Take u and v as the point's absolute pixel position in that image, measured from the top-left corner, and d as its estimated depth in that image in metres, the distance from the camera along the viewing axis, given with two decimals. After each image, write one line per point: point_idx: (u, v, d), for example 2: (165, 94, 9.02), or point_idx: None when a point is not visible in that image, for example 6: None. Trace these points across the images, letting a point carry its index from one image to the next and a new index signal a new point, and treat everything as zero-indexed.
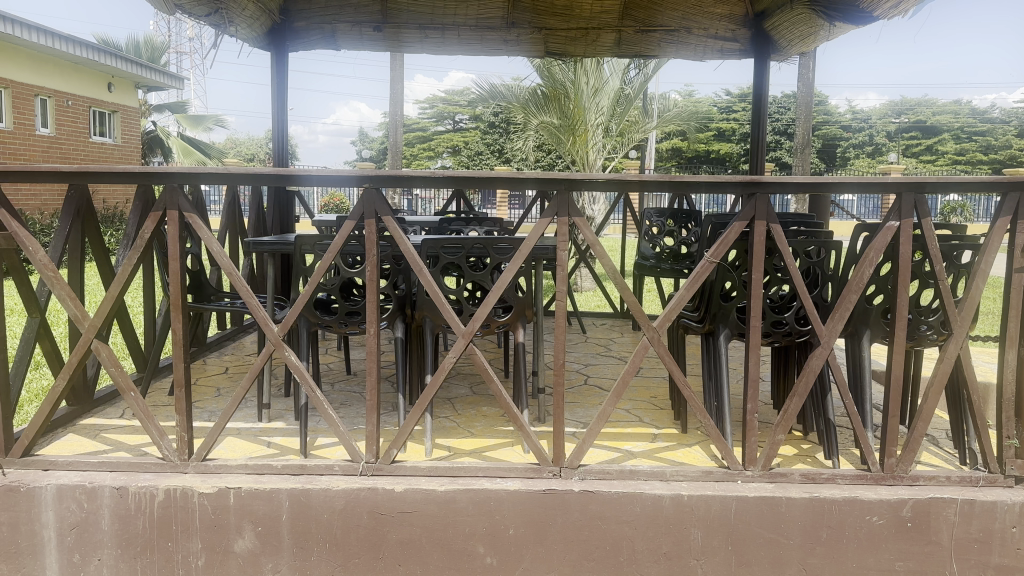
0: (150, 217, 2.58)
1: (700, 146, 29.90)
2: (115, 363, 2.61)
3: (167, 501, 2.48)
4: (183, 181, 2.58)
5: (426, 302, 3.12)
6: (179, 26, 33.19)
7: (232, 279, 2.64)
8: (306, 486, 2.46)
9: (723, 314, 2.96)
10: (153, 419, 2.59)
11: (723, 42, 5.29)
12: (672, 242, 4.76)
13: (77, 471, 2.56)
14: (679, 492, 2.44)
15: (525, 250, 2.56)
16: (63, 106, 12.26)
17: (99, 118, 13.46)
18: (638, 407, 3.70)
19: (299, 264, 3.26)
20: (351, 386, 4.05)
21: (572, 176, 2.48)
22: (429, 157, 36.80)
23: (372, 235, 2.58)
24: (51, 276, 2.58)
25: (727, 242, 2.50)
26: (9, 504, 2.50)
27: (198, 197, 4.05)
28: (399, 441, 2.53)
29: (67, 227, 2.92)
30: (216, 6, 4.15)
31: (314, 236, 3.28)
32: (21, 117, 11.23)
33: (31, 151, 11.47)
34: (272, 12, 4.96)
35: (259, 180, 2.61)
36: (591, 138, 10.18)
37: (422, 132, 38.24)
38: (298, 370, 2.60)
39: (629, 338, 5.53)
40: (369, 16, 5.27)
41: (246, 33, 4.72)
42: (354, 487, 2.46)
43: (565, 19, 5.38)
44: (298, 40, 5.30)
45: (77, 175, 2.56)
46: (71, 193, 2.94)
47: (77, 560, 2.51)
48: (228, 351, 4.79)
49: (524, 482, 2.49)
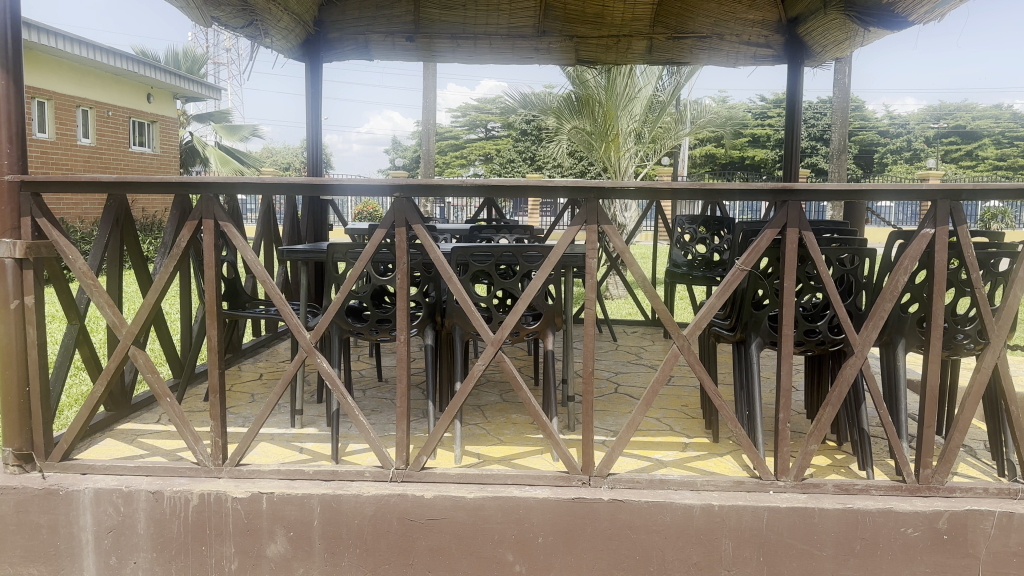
0: (187, 226, 2.62)
1: (733, 152, 29.67)
2: (152, 369, 2.66)
3: (201, 505, 2.52)
4: (219, 191, 2.63)
5: (456, 310, 3.15)
6: (217, 38, 33.98)
7: (266, 287, 2.67)
8: (337, 492, 2.49)
9: (755, 323, 2.93)
10: (188, 425, 2.63)
11: (757, 48, 5.25)
12: (704, 249, 4.72)
13: (114, 475, 2.62)
14: (711, 502, 2.41)
15: (554, 257, 2.55)
16: (104, 116, 12.58)
17: (138, 128, 13.81)
18: (669, 416, 3.68)
19: (331, 272, 3.30)
20: (383, 393, 4.08)
21: (602, 183, 2.47)
22: (460, 165, 37.04)
23: (403, 243, 2.60)
24: (89, 284, 2.65)
25: (760, 250, 2.46)
26: (48, 507, 2.55)
27: (234, 206, 4.11)
28: (429, 448, 2.54)
29: (106, 236, 2.99)
30: (251, 18, 4.24)
31: (346, 243, 3.31)
32: (63, 127, 11.53)
33: (72, 160, 11.77)
34: (307, 23, 5.05)
35: (293, 189, 2.64)
36: (624, 145, 10.15)
37: (455, 140, 38.57)
38: (329, 376, 2.63)
39: (660, 346, 5.51)
40: (402, 26, 5.32)
41: (281, 44, 4.82)
42: (384, 493, 2.48)
43: (596, 27, 5.37)
44: (333, 51, 5.39)
45: (116, 185, 2.62)
46: (110, 202, 3.01)
47: (114, 562, 2.56)
48: (263, 357, 4.86)
49: (552, 490, 2.48)
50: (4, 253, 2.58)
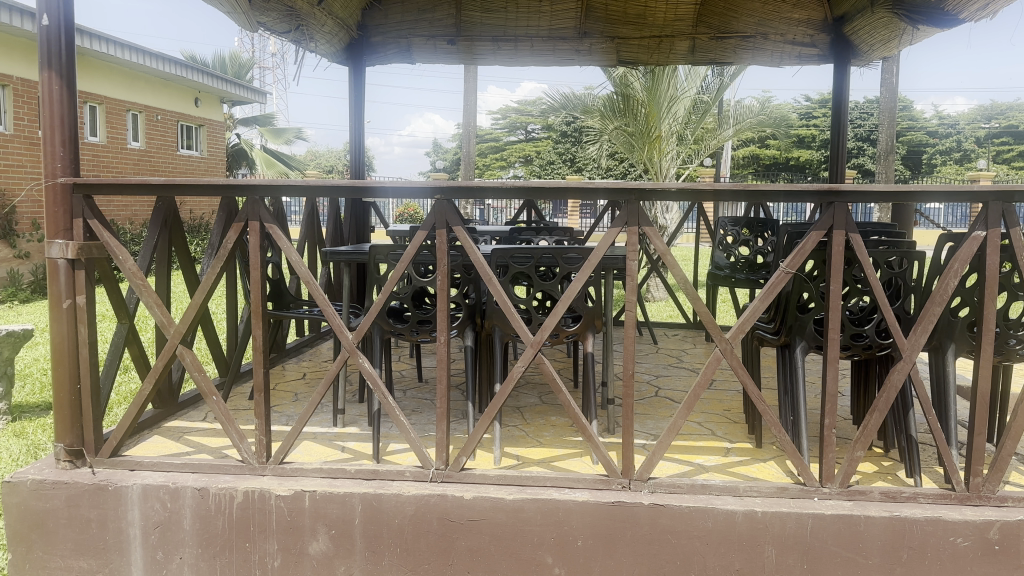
0: (233, 228, 2.68)
1: (777, 153, 29.23)
2: (199, 368, 2.72)
3: (245, 502, 2.56)
4: (264, 194, 2.68)
5: (496, 312, 3.16)
6: (263, 43, 34.70)
7: (309, 288, 2.71)
8: (378, 491, 2.51)
9: (800, 326, 2.88)
10: (233, 423, 2.69)
11: (802, 48, 5.17)
12: (747, 251, 4.65)
13: (161, 472, 2.68)
14: (753, 508, 2.38)
15: (595, 259, 2.55)
16: (153, 120, 12.92)
17: (186, 132, 14.17)
18: (711, 420, 3.63)
19: (373, 273, 3.33)
20: (423, 394, 4.11)
21: (643, 185, 2.46)
22: (500, 167, 37.12)
23: (444, 245, 2.61)
24: (139, 284, 2.72)
25: (805, 251, 2.42)
26: (97, 502, 2.63)
27: (279, 208, 4.18)
28: (468, 449, 2.55)
29: (155, 237, 3.07)
30: (296, 23, 4.30)
31: (388, 245, 3.34)
32: (114, 131, 11.87)
33: (122, 163, 12.11)
34: (350, 27, 5.12)
35: (336, 192, 2.68)
36: (666, 146, 10.07)
37: (495, 142, 38.72)
38: (371, 376, 2.66)
39: (701, 349, 5.45)
40: (444, 29, 5.35)
41: (324, 49, 4.89)
42: (424, 493, 2.49)
43: (637, 27, 5.34)
44: (375, 55, 5.46)
45: (165, 188, 2.69)
46: (159, 204, 3.09)
47: (160, 558, 2.63)
48: (305, 356, 4.94)
49: (592, 493, 2.47)
50: (57, 253, 2.66)
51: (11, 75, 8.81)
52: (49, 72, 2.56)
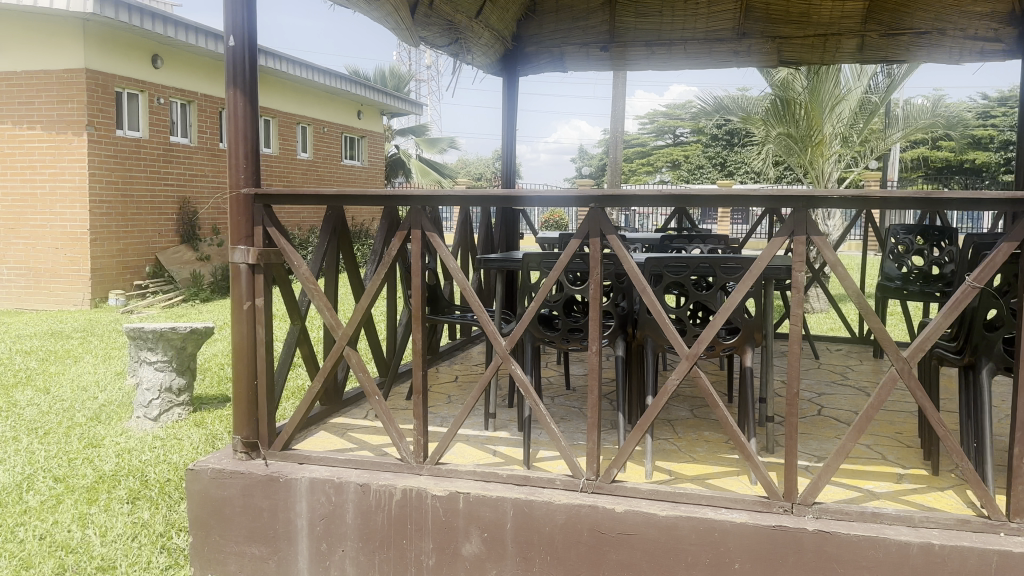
0: (397, 236, 2.80)
1: (952, 154, 26.92)
2: (362, 368, 2.86)
3: (403, 500, 2.67)
4: (424, 204, 2.79)
5: (649, 322, 3.10)
6: (419, 56, 36.24)
7: (465, 294, 2.78)
8: (529, 497, 2.53)
9: (988, 346, 2.62)
10: (393, 422, 2.81)
11: (987, 42, 4.72)
12: (923, 262, 4.30)
13: (326, 467, 2.84)
14: (931, 541, 2.19)
15: (756, 270, 2.44)
16: (320, 133, 13.81)
17: (349, 143, 15.04)
18: (881, 443, 3.38)
19: (525, 281, 3.37)
20: (571, 401, 4.11)
21: (809, 192, 2.33)
22: (647, 172, 36.64)
23: (597, 254, 2.59)
24: (311, 288, 2.91)
25: (997, 264, 2.19)
26: (270, 492, 2.82)
27: (436, 216, 4.33)
28: (620, 461, 2.52)
29: (324, 244, 3.27)
30: (455, 36, 4.46)
31: (540, 253, 3.37)
32: (285, 143, 12.80)
33: (292, 173, 13.03)
34: (506, 39, 5.22)
35: (491, 201, 2.73)
36: (828, 149, 9.52)
37: (642, 147, 38.27)
38: (522, 383, 2.69)
39: (867, 366, 5.10)
40: (597, 36, 5.35)
41: (481, 61, 5.02)
42: (575, 503, 2.49)
43: (799, 26, 5.08)
44: (529, 65, 5.55)
45: (334, 199, 2.87)
46: (328, 214, 3.29)
47: (324, 548, 2.78)
48: (457, 360, 5.08)
49: (750, 514, 2.37)
50: (240, 258, 2.89)
51: (197, 92, 9.66)
52: (235, 89, 2.79)
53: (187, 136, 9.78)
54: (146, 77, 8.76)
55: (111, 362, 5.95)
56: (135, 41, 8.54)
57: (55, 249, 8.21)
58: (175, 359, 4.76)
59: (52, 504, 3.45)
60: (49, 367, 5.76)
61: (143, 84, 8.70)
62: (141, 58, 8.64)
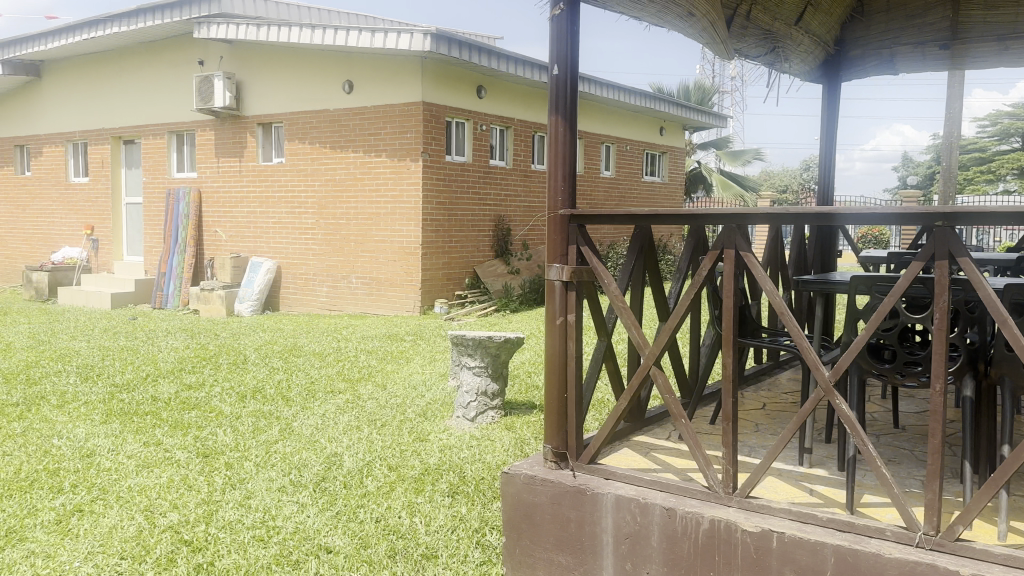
0: (709, 256, 2.72)
1: None
2: (669, 389, 2.82)
3: (711, 530, 2.58)
4: (739, 222, 2.68)
5: (1006, 359, 2.65)
6: (721, 68, 35.45)
7: (782, 316, 2.60)
8: (855, 546, 2.30)
9: None
10: (701, 448, 2.73)
11: None
12: None
13: (632, 485, 2.86)
14: None
15: None
16: (623, 150, 14.10)
17: (651, 159, 15.16)
18: None
19: (851, 307, 3.07)
20: (900, 441, 3.67)
21: None
22: (988, 180, 31.84)
23: (943, 279, 2.28)
24: (621, 306, 2.94)
25: None
26: (578, 504, 2.90)
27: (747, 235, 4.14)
28: (967, 518, 2.19)
29: (632, 263, 3.29)
30: (772, 46, 4.26)
31: (869, 277, 3.05)
32: (590, 162, 13.26)
33: (596, 190, 13.45)
34: (827, 44, 4.85)
35: (811, 220, 2.54)
36: None
37: (982, 152, 33.30)
38: (847, 419, 2.45)
39: None
40: (937, 34, 4.75)
41: (800, 68, 4.72)
42: (911, 559, 2.21)
43: None
44: (852, 70, 5.10)
45: (646, 219, 2.88)
46: (638, 233, 3.31)
47: (629, 567, 2.79)
48: (765, 386, 4.81)
49: None
50: (555, 275, 3.02)
51: (514, 117, 10.41)
52: (555, 116, 2.95)
53: (503, 159, 10.46)
54: (471, 107, 9.65)
55: (435, 364, 6.62)
56: (463, 74, 9.49)
57: (393, 263, 9.34)
58: (491, 365, 5.14)
59: (387, 490, 3.92)
60: (386, 366, 6.58)
61: (467, 113, 9.58)
62: (467, 90, 9.58)
